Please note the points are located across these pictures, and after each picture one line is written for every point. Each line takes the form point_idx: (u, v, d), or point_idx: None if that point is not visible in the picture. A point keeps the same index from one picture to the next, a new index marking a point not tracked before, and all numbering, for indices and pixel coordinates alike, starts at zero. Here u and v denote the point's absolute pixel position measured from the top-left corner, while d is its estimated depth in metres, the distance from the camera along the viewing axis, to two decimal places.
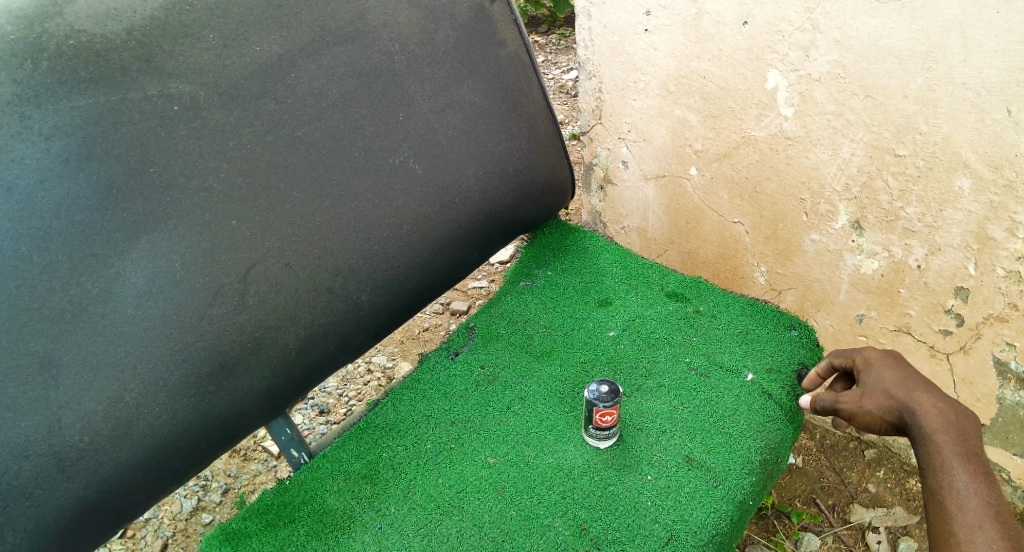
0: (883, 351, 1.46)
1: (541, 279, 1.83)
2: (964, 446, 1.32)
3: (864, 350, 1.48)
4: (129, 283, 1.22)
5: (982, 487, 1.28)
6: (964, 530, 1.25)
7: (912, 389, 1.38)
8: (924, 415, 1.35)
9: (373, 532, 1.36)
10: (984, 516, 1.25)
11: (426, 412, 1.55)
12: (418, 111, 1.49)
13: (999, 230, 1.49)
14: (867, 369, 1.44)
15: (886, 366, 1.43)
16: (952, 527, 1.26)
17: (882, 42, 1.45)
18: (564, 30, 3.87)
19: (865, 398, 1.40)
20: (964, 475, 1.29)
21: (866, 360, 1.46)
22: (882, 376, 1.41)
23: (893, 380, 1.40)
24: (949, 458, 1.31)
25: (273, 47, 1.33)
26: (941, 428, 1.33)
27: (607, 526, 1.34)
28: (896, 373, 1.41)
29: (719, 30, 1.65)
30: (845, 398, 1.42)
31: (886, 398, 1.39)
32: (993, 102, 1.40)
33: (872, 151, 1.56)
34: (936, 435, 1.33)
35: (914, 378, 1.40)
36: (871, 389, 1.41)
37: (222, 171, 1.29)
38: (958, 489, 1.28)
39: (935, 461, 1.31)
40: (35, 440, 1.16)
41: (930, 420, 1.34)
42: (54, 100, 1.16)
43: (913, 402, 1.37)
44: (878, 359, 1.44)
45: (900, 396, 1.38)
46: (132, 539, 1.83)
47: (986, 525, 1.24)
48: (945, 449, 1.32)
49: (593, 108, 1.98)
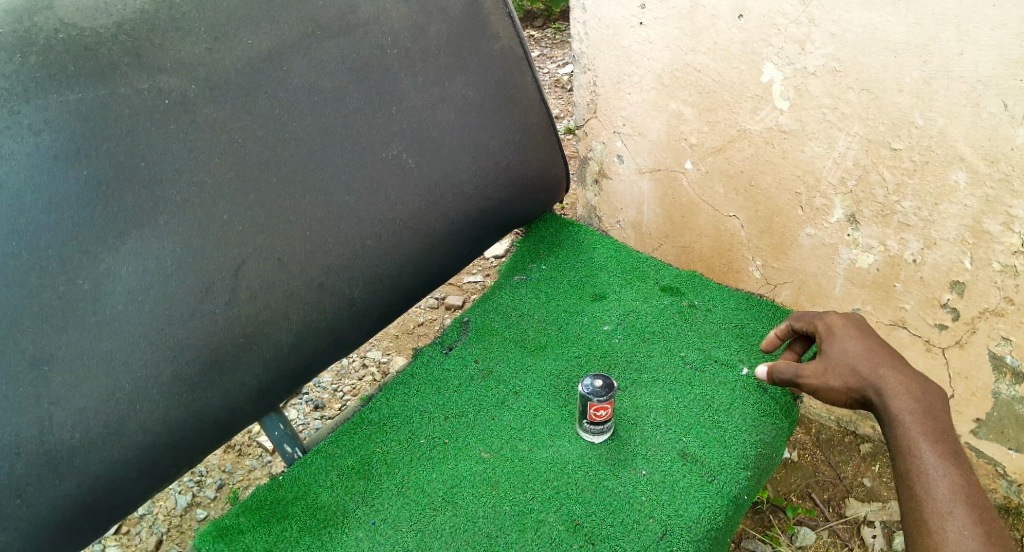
0: (847, 320, 1.46)
1: (536, 273, 1.82)
2: (933, 426, 1.31)
3: (828, 319, 1.47)
4: (120, 279, 1.22)
5: (953, 470, 1.26)
6: (936, 516, 1.23)
7: (877, 365, 1.37)
8: (891, 395, 1.34)
9: (366, 527, 1.36)
10: (954, 500, 1.23)
11: (420, 407, 1.55)
12: (410, 105, 1.48)
13: (995, 224, 1.49)
14: (830, 340, 1.43)
15: (852, 338, 1.42)
16: (921, 512, 1.24)
17: (878, 35, 1.45)
18: (560, 23, 3.86)
19: (829, 373, 1.39)
20: (933, 456, 1.27)
21: (829, 330, 1.45)
22: (847, 349, 1.40)
23: (858, 354, 1.39)
24: (919, 438, 1.29)
25: (264, 40, 1.32)
26: (909, 406, 1.32)
27: (601, 522, 1.34)
28: (862, 347, 1.40)
29: (714, 24, 1.64)
30: (807, 371, 1.42)
31: (850, 373, 1.38)
32: (989, 96, 1.39)
33: (867, 145, 1.56)
34: (904, 414, 1.32)
35: (879, 352, 1.39)
36: (835, 363, 1.40)
37: (213, 166, 1.28)
38: (927, 471, 1.26)
39: (904, 441, 1.30)
40: (27, 437, 1.15)
41: (898, 399, 1.33)
42: (43, 95, 1.15)
43: (880, 380, 1.36)
44: (842, 330, 1.44)
45: (865, 371, 1.37)
46: (127, 536, 1.82)
47: (956, 511, 1.22)
48: (913, 428, 1.30)
49: (587, 102, 1.97)
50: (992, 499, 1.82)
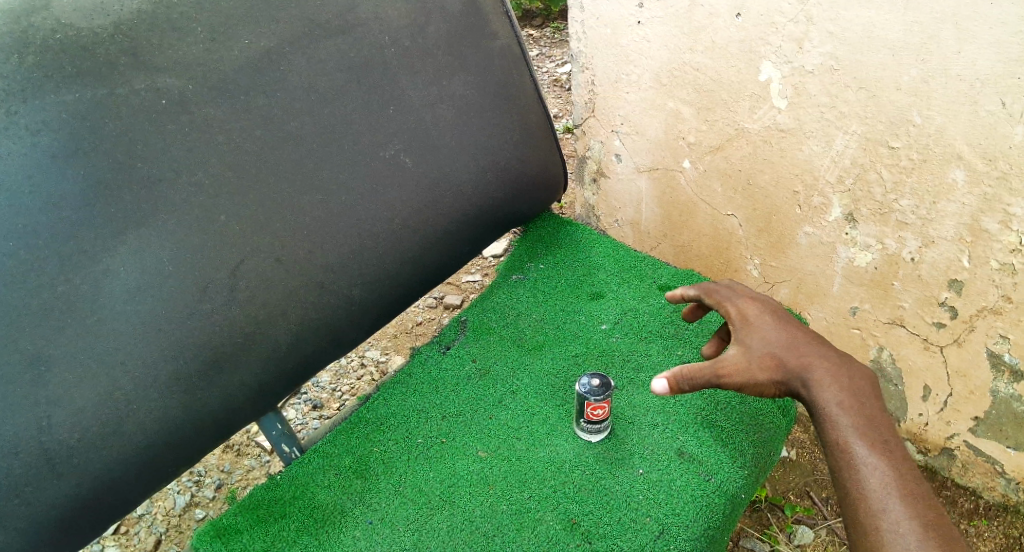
0: (762, 309, 1.44)
1: (534, 272, 1.82)
2: (864, 418, 1.29)
3: (744, 309, 1.45)
4: (118, 279, 1.22)
5: (889, 461, 1.23)
6: (873, 514, 1.19)
7: (801, 355, 1.36)
8: (820, 389, 1.32)
9: (364, 527, 1.36)
10: (892, 493, 1.20)
11: (417, 406, 1.55)
12: (408, 104, 1.48)
13: (993, 222, 1.49)
14: (748, 331, 1.41)
15: (771, 328, 1.40)
16: (860, 511, 1.20)
17: (876, 34, 1.45)
18: (559, 23, 3.86)
19: (753, 365, 1.36)
20: (864, 449, 1.25)
21: (747, 321, 1.43)
22: (767, 340, 1.39)
23: (779, 344, 1.38)
24: (851, 433, 1.27)
25: (262, 40, 1.32)
26: (837, 398, 1.31)
27: (598, 521, 1.34)
28: (783, 337, 1.39)
29: (712, 23, 1.64)
30: (726, 365, 1.36)
31: (775, 365, 1.36)
32: (987, 94, 1.39)
33: (865, 144, 1.56)
34: (833, 407, 1.30)
35: (800, 341, 1.38)
36: (757, 355, 1.37)
37: (211, 166, 1.29)
38: (861, 467, 1.23)
39: (835, 438, 1.28)
40: (25, 437, 1.15)
41: (825, 392, 1.32)
42: (41, 95, 1.16)
43: (805, 373, 1.35)
44: (760, 320, 1.42)
45: (789, 362, 1.36)
46: (126, 536, 1.82)
47: (893, 506, 1.18)
48: (844, 421, 1.29)
49: (586, 101, 1.97)
50: (991, 497, 1.81)
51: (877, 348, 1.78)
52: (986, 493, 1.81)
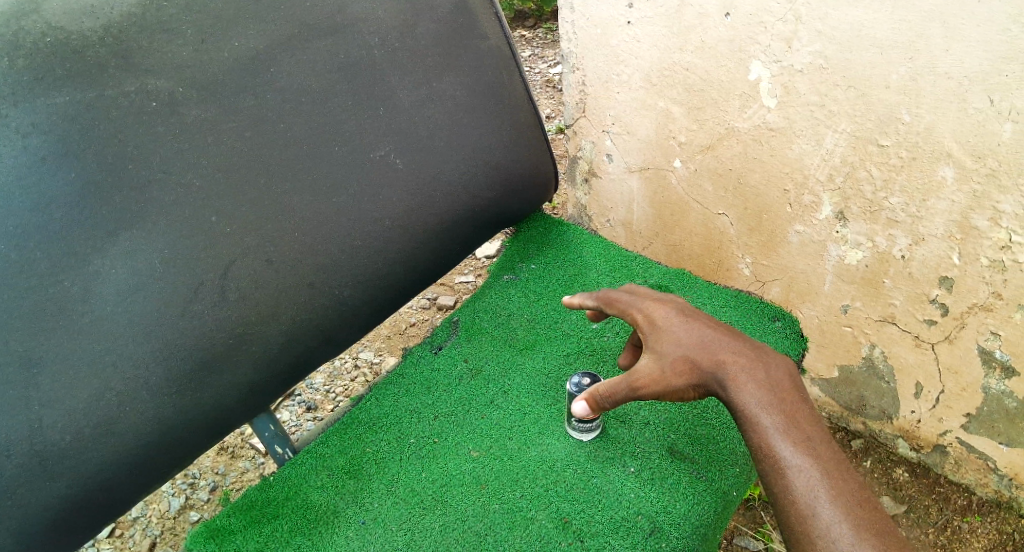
0: (668, 311, 1.42)
1: (525, 272, 1.82)
2: (785, 417, 1.27)
3: (652, 313, 1.42)
4: (108, 281, 1.22)
5: (816, 460, 1.21)
6: (805, 518, 1.17)
7: (713, 356, 1.34)
8: (739, 390, 1.30)
9: (356, 527, 1.37)
10: (823, 494, 1.18)
11: (409, 406, 1.55)
12: (398, 105, 1.49)
13: (982, 219, 1.49)
14: (658, 336, 1.38)
15: (681, 330, 1.38)
16: (792, 516, 1.18)
17: (864, 32, 1.45)
18: (551, 23, 3.86)
19: (668, 373, 1.33)
20: (789, 450, 1.23)
21: (656, 325, 1.40)
22: (678, 344, 1.36)
23: (691, 346, 1.35)
24: (774, 435, 1.25)
25: (252, 41, 1.32)
26: (755, 399, 1.29)
27: (590, 519, 1.34)
28: (694, 338, 1.37)
29: (701, 22, 1.65)
30: (641, 376, 1.33)
31: (688, 369, 1.33)
32: (975, 91, 1.40)
33: (854, 142, 1.57)
34: (752, 409, 1.28)
35: (711, 341, 1.36)
36: (669, 361, 1.34)
37: (202, 168, 1.29)
38: (787, 470, 1.21)
39: (758, 441, 1.25)
40: (17, 439, 1.16)
41: (744, 393, 1.30)
42: (32, 98, 1.16)
43: (720, 376, 1.33)
44: (669, 323, 1.39)
45: (703, 364, 1.33)
46: (121, 538, 1.82)
47: (826, 507, 1.17)
48: (765, 423, 1.27)
49: (577, 102, 1.98)
50: (984, 494, 1.82)
51: (868, 346, 1.78)
52: (979, 490, 1.82)
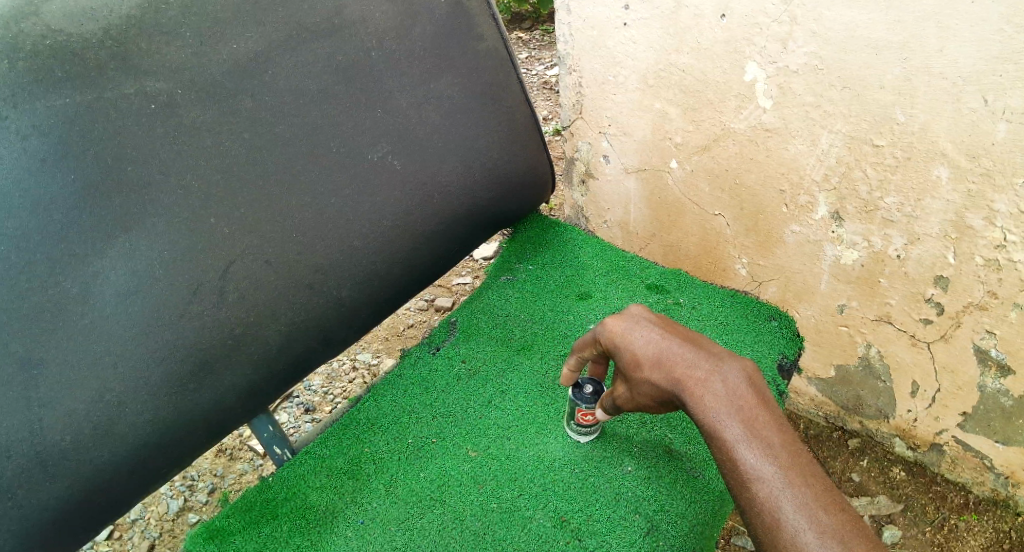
0: (623, 324, 1.37)
1: (523, 273, 1.83)
2: (745, 425, 1.20)
3: (611, 328, 1.38)
4: (107, 282, 1.22)
5: (777, 468, 1.15)
6: (771, 533, 1.12)
7: (669, 367, 1.29)
8: (695, 402, 1.24)
9: (355, 527, 1.37)
10: (787, 505, 1.12)
11: (407, 407, 1.55)
12: (395, 106, 1.49)
13: (978, 219, 1.50)
14: (619, 354, 1.35)
15: (637, 345, 1.33)
16: (759, 530, 1.13)
17: (859, 33, 1.46)
18: (547, 26, 3.87)
19: (635, 393, 1.32)
20: (749, 461, 1.17)
21: (615, 341, 1.36)
22: (636, 361, 1.32)
23: (648, 363, 1.30)
24: (734, 446, 1.19)
25: (250, 43, 1.33)
26: (712, 410, 1.22)
27: (589, 518, 1.35)
28: (651, 351, 1.31)
29: (697, 23, 1.65)
30: (618, 397, 1.35)
31: (650, 387, 1.30)
32: (970, 91, 1.40)
33: (850, 142, 1.57)
34: (710, 420, 1.22)
35: (666, 352, 1.30)
36: (632, 381, 1.33)
37: (200, 170, 1.29)
38: (750, 483, 1.16)
39: (720, 454, 1.20)
40: (17, 440, 1.16)
41: (701, 406, 1.23)
42: (31, 100, 1.16)
43: (676, 389, 1.27)
44: (626, 337, 1.35)
45: (659, 382, 1.29)
46: (120, 541, 1.82)
47: (791, 518, 1.11)
48: (724, 433, 1.20)
49: (573, 103, 1.98)
50: (980, 492, 1.83)
51: (865, 345, 1.79)
52: (975, 488, 1.83)
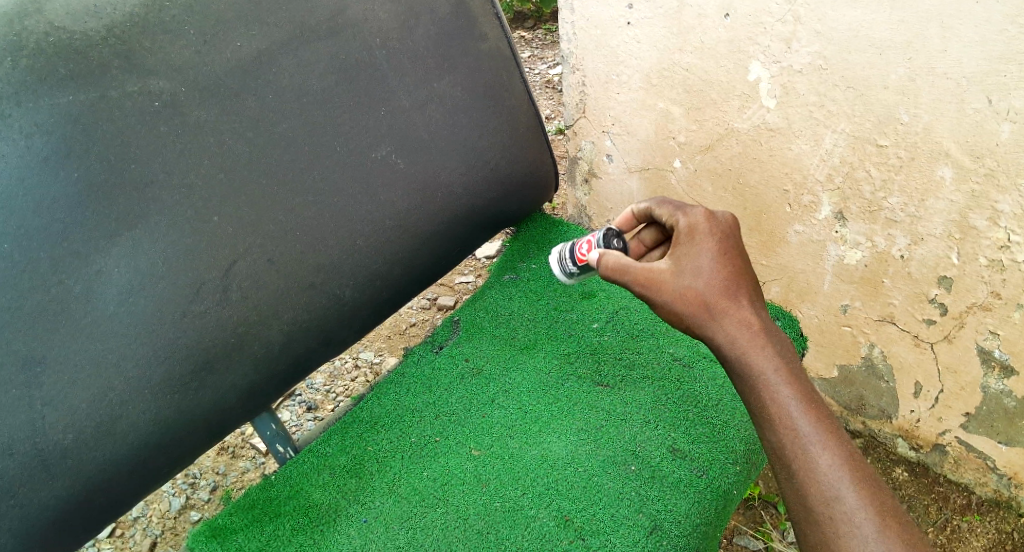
0: (699, 239, 1.32)
1: (525, 273, 1.83)
2: (803, 390, 1.20)
3: (680, 239, 1.34)
4: (110, 281, 1.23)
5: (833, 440, 1.16)
6: (822, 503, 1.13)
7: (734, 305, 1.27)
8: (755, 353, 1.23)
9: (358, 525, 1.37)
10: (842, 480, 1.13)
11: (410, 405, 1.56)
12: (398, 105, 1.49)
13: (981, 219, 1.50)
14: (683, 261, 1.31)
15: (708, 265, 1.29)
16: (808, 498, 1.14)
17: (862, 33, 1.46)
18: (550, 25, 3.87)
19: (680, 301, 1.29)
20: (808, 427, 1.17)
21: (680, 253, 1.32)
22: (701, 278, 1.28)
23: (712, 288, 1.27)
24: (791, 407, 1.19)
25: (254, 43, 1.33)
26: (770, 367, 1.22)
27: (592, 517, 1.35)
28: (721, 281, 1.28)
29: (700, 23, 1.65)
30: (654, 283, 1.31)
31: (694, 300, 1.27)
32: (974, 91, 1.40)
33: (854, 142, 1.57)
34: (768, 375, 1.22)
35: (734, 288, 1.28)
36: (685, 289, 1.28)
37: (203, 169, 1.29)
38: (806, 452, 1.16)
39: (777, 412, 1.19)
40: (20, 439, 1.16)
41: (761, 357, 1.23)
42: (35, 99, 1.16)
43: (735, 328, 1.25)
44: (696, 254, 1.31)
45: (715, 304, 1.26)
46: (121, 538, 1.83)
47: (846, 493, 1.13)
48: (781, 392, 1.20)
49: (577, 102, 1.98)
50: (983, 493, 1.82)
51: (867, 345, 1.79)
52: (977, 489, 1.82)
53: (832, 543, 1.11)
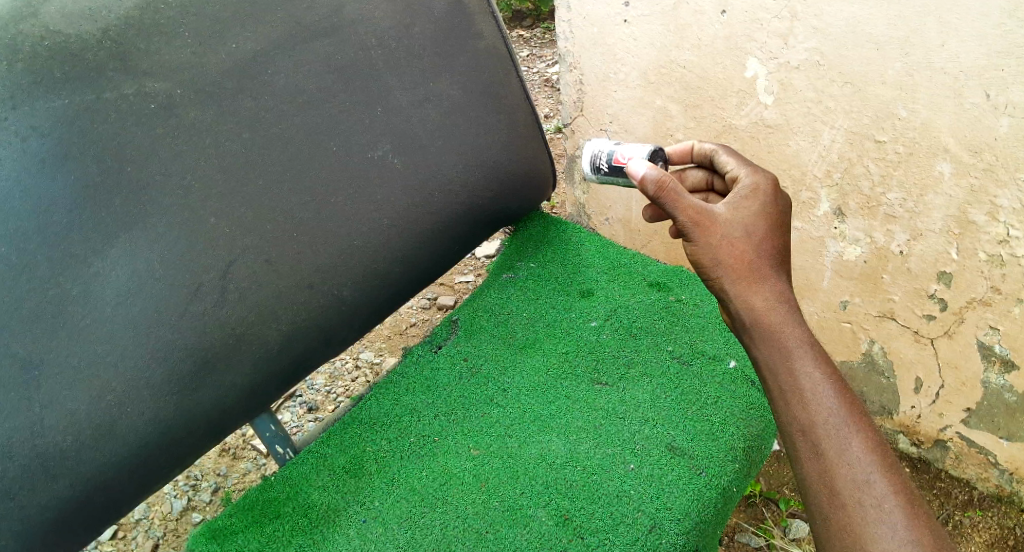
0: (757, 197, 1.29)
1: (524, 271, 1.83)
2: (833, 370, 1.18)
3: (736, 192, 1.30)
4: (108, 282, 1.23)
5: (863, 424, 1.15)
6: (850, 484, 1.11)
7: (776, 272, 1.25)
8: (787, 327, 1.21)
9: (357, 526, 1.37)
10: (871, 465, 1.11)
11: (409, 405, 1.56)
12: (395, 105, 1.49)
13: (980, 214, 1.49)
14: (737, 215, 1.27)
15: (761, 223, 1.27)
16: (834, 478, 1.11)
17: (860, 28, 1.45)
18: (548, 24, 3.86)
19: (725, 249, 1.25)
20: (838, 406, 1.15)
21: (735, 204, 1.28)
22: (752, 234, 1.26)
23: (761, 248, 1.25)
24: (824, 387, 1.17)
25: (249, 44, 1.33)
26: (801, 341, 1.20)
27: (591, 515, 1.34)
28: (770, 246, 1.26)
29: (697, 20, 1.65)
30: (704, 222, 1.26)
31: (738, 256, 1.24)
32: (971, 86, 1.39)
33: (851, 137, 1.57)
34: (800, 349, 1.20)
35: (777, 256, 1.27)
36: (733, 240, 1.25)
37: (200, 170, 1.30)
38: (835, 432, 1.14)
39: (806, 387, 1.17)
40: (19, 441, 1.16)
41: (796, 329, 1.21)
42: (30, 102, 1.16)
43: (773, 296, 1.23)
44: (752, 209, 1.28)
45: (758, 265, 1.24)
46: (123, 541, 1.84)
47: (875, 478, 1.10)
48: (811, 368, 1.18)
49: (575, 100, 1.98)
50: (985, 488, 1.82)
51: (868, 342, 1.79)
52: (980, 484, 1.82)
53: (857, 527, 1.09)
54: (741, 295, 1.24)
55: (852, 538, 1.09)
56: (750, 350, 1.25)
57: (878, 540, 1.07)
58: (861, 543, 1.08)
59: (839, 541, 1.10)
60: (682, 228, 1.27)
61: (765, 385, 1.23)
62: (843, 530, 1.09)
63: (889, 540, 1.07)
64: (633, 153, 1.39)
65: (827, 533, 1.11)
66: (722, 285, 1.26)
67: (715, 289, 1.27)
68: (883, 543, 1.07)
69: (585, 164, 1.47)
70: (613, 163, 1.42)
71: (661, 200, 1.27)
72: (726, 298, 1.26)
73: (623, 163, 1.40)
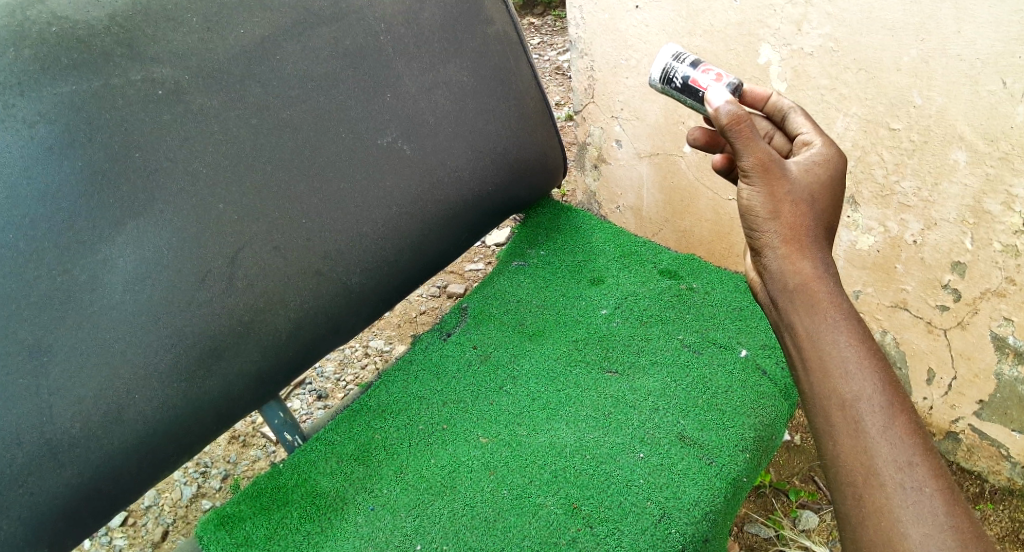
0: (829, 166, 1.20)
1: (534, 259, 1.82)
2: (875, 347, 1.09)
3: (806, 155, 1.21)
4: (118, 268, 1.23)
5: (905, 405, 1.06)
6: (891, 466, 1.02)
7: (825, 244, 1.16)
8: (824, 301, 1.12)
9: (365, 514, 1.37)
10: (912, 447, 1.03)
11: (418, 393, 1.55)
12: (405, 91, 1.48)
13: (995, 204, 1.47)
14: (805, 177, 1.18)
15: (826, 194, 1.18)
16: (872, 457, 1.03)
17: (875, 14, 1.43)
18: (558, 11, 3.84)
19: (786, 207, 1.15)
20: (881, 386, 1.06)
21: (805, 167, 1.19)
22: (814, 202, 1.17)
23: (819, 218, 1.17)
24: (856, 366, 1.08)
25: (257, 29, 1.32)
26: (841, 317, 1.11)
27: (599, 504, 1.34)
28: (826, 218, 1.18)
29: (709, 6, 1.63)
30: (772, 173, 1.16)
31: (793, 218, 1.16)
32: (988, 73, 1.37)
33: (865, 125, 1.55)
34: (843, 321, 1.10)
35: (827, 229, 1.18)
36: (797, 200, 1.16)
37: (208, 156, 1.29)
38: (870, 413, 1.05)
39: (840, 364, 1.08)
40: (26, 428, 1.16)
41: (841, 302, 1.12)
42: (38, 88, 1.15)
43: (818, 268, 1.14)
44: (821, 174, 1.19)
45: (814, 232, 1.16)
46: (133, 527, 1.87)
47: (916, 461, 1.03)
48: (852, 343, 1.09)
49: (585, 88, 1.97)
50: (996, 481, 1.81)
51: (880, 332, 1.78)
52: (991, 477, 1.81)
53: (894, 512, 1.01)
54: (787, 257, 1.15)
55: (888, 522, 1.00)
56: (783, 316, 1.15)
57: (918, 525, 0.99)
58: (898, 528, 1.00)
59: (873, 526, 1.01)
60: (745, 172, 1.17)
61: (797, 355, 1.13)
62: (878, 514, 1.01)
63: (929, 526, 0.99)
64: (715, 83, 1.29)
65: (861, 516, 1.02)
66: (769, 243, 1.16)
67: (757, 246, 1.18)
68: (923, 529, 0.99)
69: (656, 68, 1.36)
70: (688, 83, 1.32)
71: (732, 136, 1.16)
72: (767, 258, 1.17)
73: (699, 90, 1.30)
